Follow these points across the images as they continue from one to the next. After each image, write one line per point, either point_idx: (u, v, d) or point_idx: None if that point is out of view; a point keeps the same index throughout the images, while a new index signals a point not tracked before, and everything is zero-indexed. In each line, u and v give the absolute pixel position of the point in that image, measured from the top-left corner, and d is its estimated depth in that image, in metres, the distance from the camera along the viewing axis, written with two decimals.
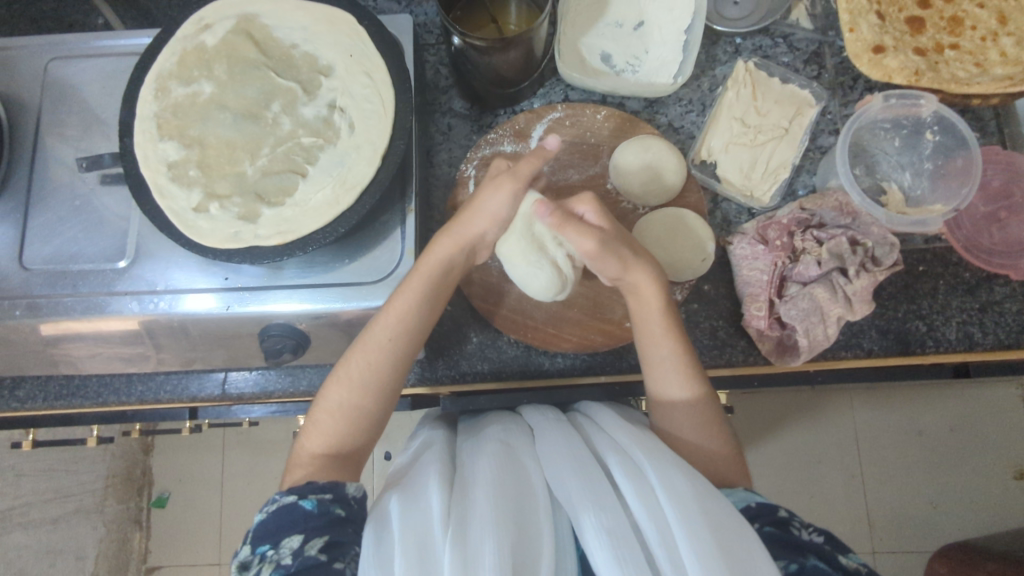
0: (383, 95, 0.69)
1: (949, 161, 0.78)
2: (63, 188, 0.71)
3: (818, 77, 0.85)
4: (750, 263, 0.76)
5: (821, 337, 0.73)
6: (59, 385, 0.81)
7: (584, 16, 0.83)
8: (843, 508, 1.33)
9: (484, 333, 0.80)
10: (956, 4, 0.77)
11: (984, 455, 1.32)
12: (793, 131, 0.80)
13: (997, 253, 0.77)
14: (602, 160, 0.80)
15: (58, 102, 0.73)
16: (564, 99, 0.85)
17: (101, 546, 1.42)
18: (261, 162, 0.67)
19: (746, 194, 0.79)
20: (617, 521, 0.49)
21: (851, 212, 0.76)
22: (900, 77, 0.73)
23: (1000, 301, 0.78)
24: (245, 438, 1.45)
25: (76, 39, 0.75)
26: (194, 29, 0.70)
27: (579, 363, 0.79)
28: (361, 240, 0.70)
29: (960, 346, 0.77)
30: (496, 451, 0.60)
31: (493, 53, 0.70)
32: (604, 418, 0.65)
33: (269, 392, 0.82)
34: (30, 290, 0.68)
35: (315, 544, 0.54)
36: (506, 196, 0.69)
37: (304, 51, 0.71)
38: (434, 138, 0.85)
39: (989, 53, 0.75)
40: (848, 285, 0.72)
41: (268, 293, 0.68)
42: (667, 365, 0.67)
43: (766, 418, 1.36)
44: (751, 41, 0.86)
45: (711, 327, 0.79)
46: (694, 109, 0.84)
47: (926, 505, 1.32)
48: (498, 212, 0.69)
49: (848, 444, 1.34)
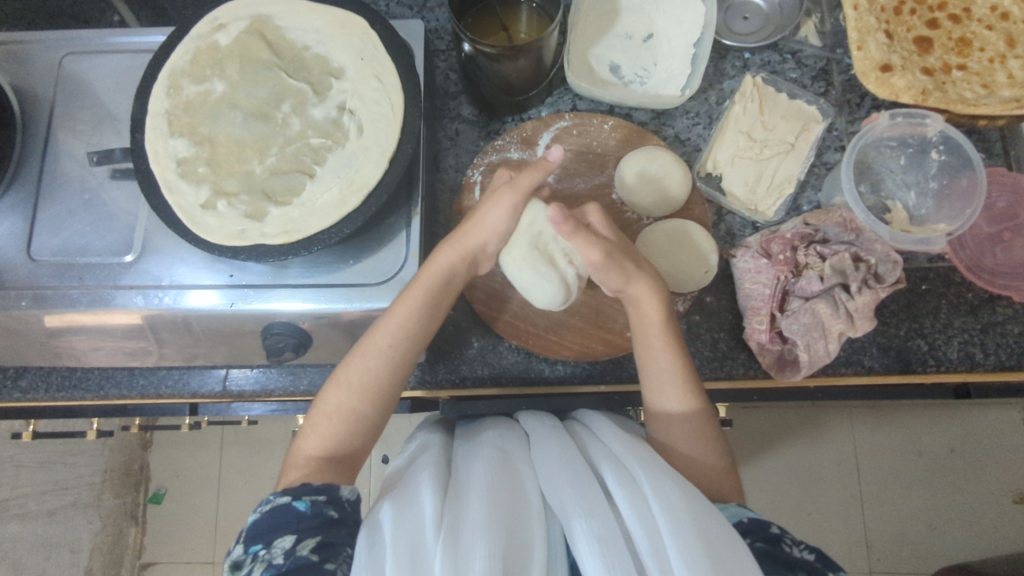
0: (393, 99, 0.69)
1: (954, 181, 0.78)
2: (74, 181, 0.72)
3: (825, 94, 0.86)
4: (752, 277, 0.76)
5: (821, 353, 0.73)
6: (61, 376, 0.81)
7: (594, 26, 0.84)
8: (841, 527, 1.32)
9: (485, 338, 0.80)
10: (964, 26, 0.77)
11: (984, 477, 1.31)
12: (799, 146, 0.80)
13: (1000, 274, 0.78)
14: (608, 169, 0.80)
15: (71, 96, 0.74)
16: (572, 109, 0.85)
17: (96, 540, 1.42)
18: (269, 161, 0.68)
19: (750, 208, 0.80)
20: (609, 529, 0.49)
21: (854, 228, 0.76)
22: (907, 96, 0.74)
23: (1002, 322, 0.77)
24: (243, 437, 1.45)
25: (92, 35, 0.76)
26: (209, 29, 0.71)
27: (579, 372, 0.79)
28: (366, 242, 0.70)
29: (960, 366, 0.77)
30: (491, 456, 0.60)
31: (503, 60, 0.70)
32: (601, 427, 0.65)
33: (269, 390, 0.82)
34: (37, 281, 0.69)
35: (307, 544, 0.54)
36: (505, 214, 0.70)
37: (316, 53, 0.71)
38: (441, 143, 0.85)
39: (997, 74, 0.75)
40: (850, 301, 0.72)
41: (271, 292, 0.68)
42: (665, 377, 0.67)
43: (765, 433, 1.35)
44: (759, 56, 0.87)
45: (713, 339, 0.79)
46: (700, 122, 0.85)
47: (925, 526, 1.31)
48: (498, 226, 0.70)
49: (846, 462, 1.33)
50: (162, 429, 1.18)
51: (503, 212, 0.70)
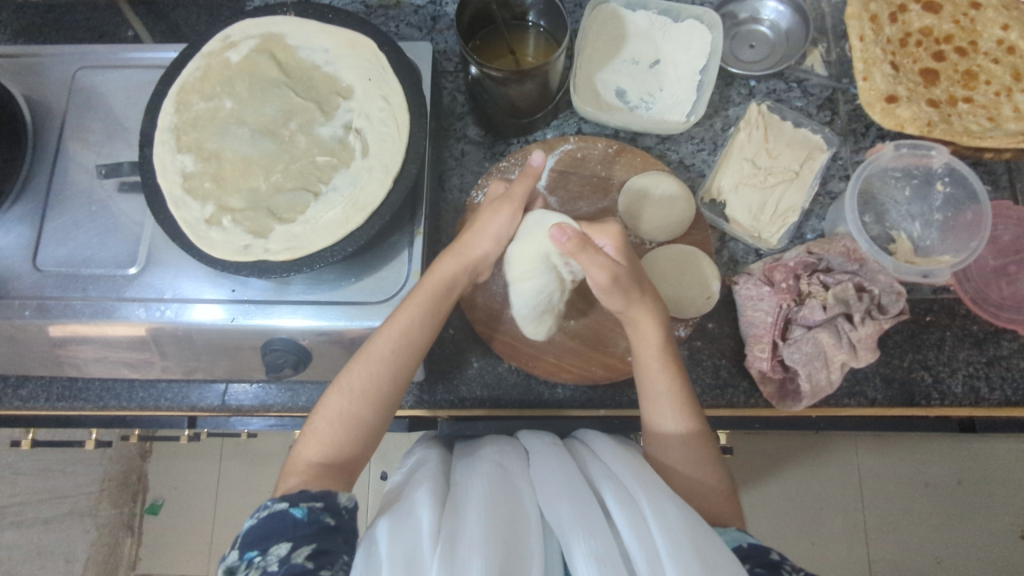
0: (399, 118, 0.70)
1: (959, 214, 0.78)
2: (83, 193, 0.73)
3: (830, 123, 0.86)
4: (754, 304, 0.76)
5: (824, 382, 0.73)
6: (61, 386, 0.81)
7: (601, 52, 0.84)
8: (844, 558, 1.30)
9: (485, 358, 0.80)
10: (969, 58, 0.78)
11: (990, 511, 1.29)
12: (803, 175, 0.80)
13: (1006, 307, 0.77)
14: (612, 194, 0.80)
15: (83, 110, 0.75)
16: (577, 132, 0.86)
17: (91, 551, 1.41)
18: (274, 178, 0.69)
19: (754, 235, 0.79)
20: (608, 548, 0.48)
21: (857, 259, 0.75)
22: (913, 127, 0.74)
23: (1007, 356, 0.77)
24: (242, 449, 1.44)
25: (106, 50, 0.77)
26: (221, 46, 0.72)
27: (578, 396, 0.79)
28: (370, 259, 0.71)
29: (965, 400, 0.76)
30: (487, 472, 0.59)
31: (509, 83, 0.71)
32: (601, 445, 0.65)
33: (268, 406, 0.82)
34: (41, 292, 0.69)
35: (302, 552, 0.53)
36: (509, 222, 0.73)
37: (326, 73, 0.72)
38: (447, 163, 0.86)
39: (1003, 107, 0.75)
40: (853, 331, 0.72)
41: (272, 308, 0.68)
42: (663, 400, 0.66)
43: (768, 459, 1.34)
44: (765, 84, 0.87)
45: (714, 366, 0.78)
46: (705, 148, 0.85)
47: (929, 560, 1.29)
48: (500, 233, 0.73)
49: (850, 491, 1.31)
50: (162, 439, 1.18)
51: (506, 219, 0.73)
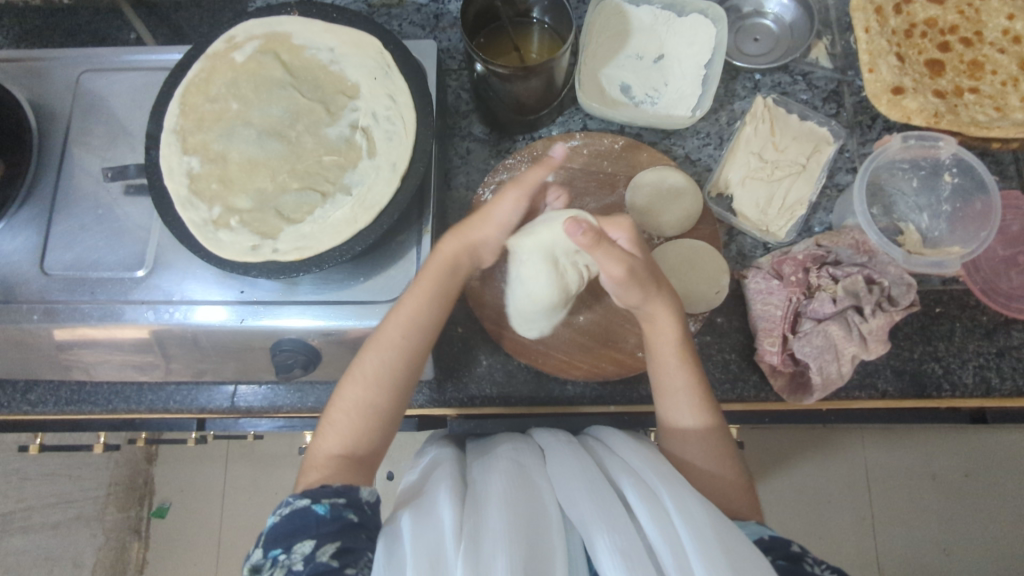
0: (405, 117, 0.70)
1: (967, 205, 0.77)
2: (88, 197, 0.73)
3: (836, 115, 0.86)
4: (764, 297, 0.76)
5: (835, 375, 0.72)
6: (70, 390, 0.81)
7: (605, 48, 0.84)
8: (853, 552, 1.30)
9: (494, 356, 0.80)
10: (975, 48, 0.78)
11: (1000, 502, 1.28)
12: (810, 167, 0.80)
13: (1015, 297, 0.77)
14: (619, 189, 0.80)
15: (87, 113, 0.75)
16: (582, 128, 0.85)
17: (99, 555, 1.40)
18: (280, 179, 0.68)
19: (762, 229, 0.79)
20: (632, 543, 0.48)
21: (867, 250, 0.76)
22: (920, 118, 0.74)
23: (1017, 346, 0.76)
24: (250, 452, 1.44)
25: (108, 53, 0.77)
26: (225, 47, 0.72)
27: (588, 393, 0.78)
28: (377, 259, 0.70)
29: (976, 391, 0.76)
30: (506, 468, 0.59)
31: (514, 79, 0.71)
32: (616, 442, 0.64)
33: (277, 407, 0.82)
34: (48, 295, 0.69)
35: (327, 551, 0.53)
36: (512, 207, 0.72)
37: (331, 71, 0.72)
38: (452, 161, 0.86)
39: (1010, 97, 0.75)
40: (864, 323, 0.71)
41: (281, 309, 0.68)
42: (680, 393, 0.66)
43: (777, 453, 1.34)
44: (770, 77, 0.87)
45: (724, 360, 0.78)
46: (711, 143, 0.85)
47: (939, 552, 1.29)
48: (506, 219, 0.72)
49: (859, 485, 1.31)
50: (167, 443, 1.17)
51: (510, 205, 0.72)
